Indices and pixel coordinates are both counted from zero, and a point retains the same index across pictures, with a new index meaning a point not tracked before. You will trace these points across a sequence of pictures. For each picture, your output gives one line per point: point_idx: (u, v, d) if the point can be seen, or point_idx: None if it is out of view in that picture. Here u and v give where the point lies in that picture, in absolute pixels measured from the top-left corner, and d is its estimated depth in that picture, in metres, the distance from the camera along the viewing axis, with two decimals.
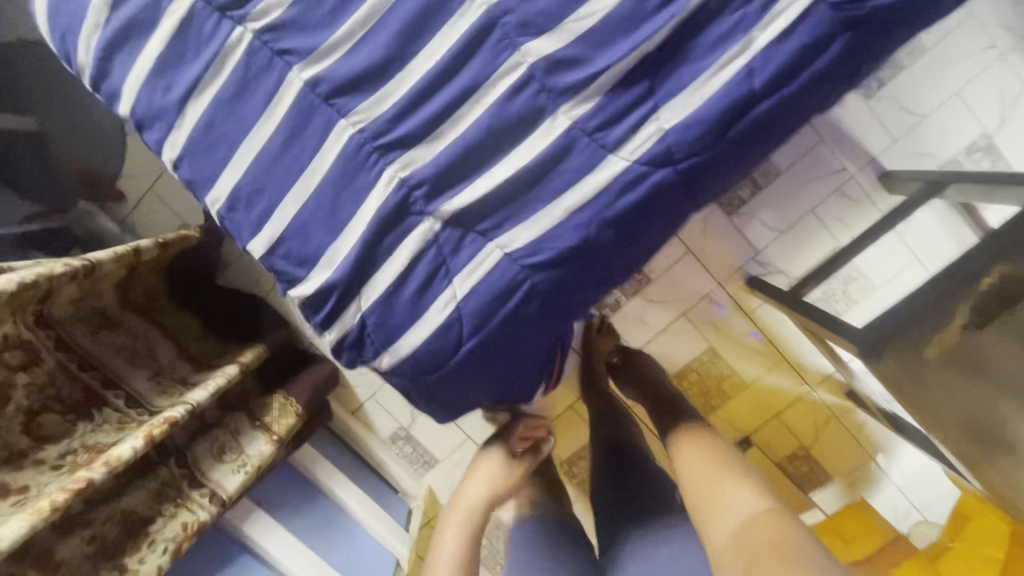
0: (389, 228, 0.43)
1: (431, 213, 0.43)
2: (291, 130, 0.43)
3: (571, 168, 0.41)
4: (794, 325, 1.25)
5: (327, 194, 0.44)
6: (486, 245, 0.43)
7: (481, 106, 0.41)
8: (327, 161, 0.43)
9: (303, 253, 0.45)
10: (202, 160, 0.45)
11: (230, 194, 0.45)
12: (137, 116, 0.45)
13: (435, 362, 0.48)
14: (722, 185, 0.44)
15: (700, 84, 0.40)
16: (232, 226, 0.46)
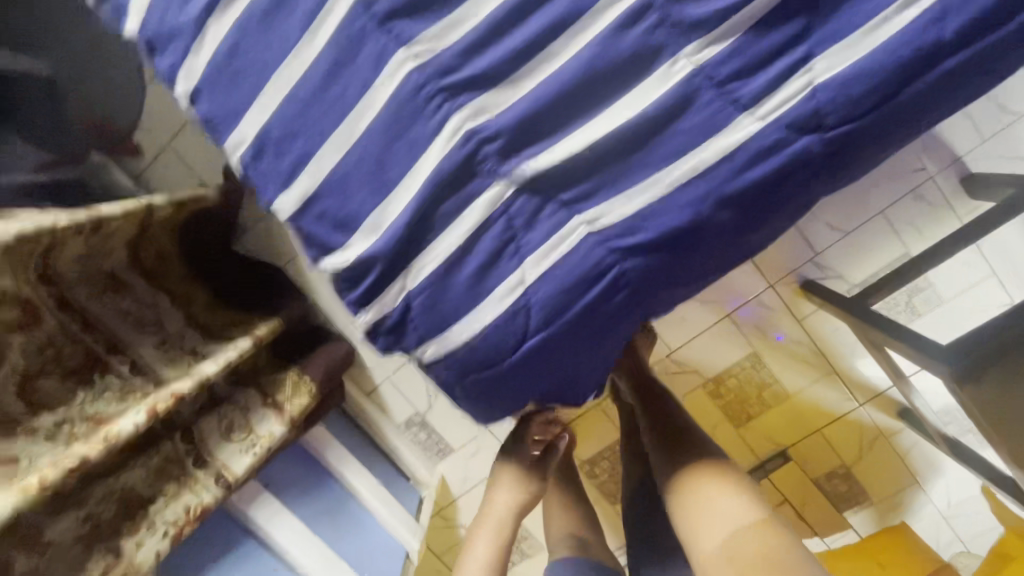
0: (450, 191, 0.35)
1: (503, 175, 0.34)
2: (336, 61, 0.34)
3: (690, 127, 0.32)
4: (848, 335, 1.15)
5: (375, 144, 0.35)
6: (570, 219, 0.35)
7: (580, 41, 0.32)
8: (377, 102, 0.34)
9: (342, 216, 0.37)
10: (225, 93, 0.36)
11: (257, 138, 0.37)
12: (149, 36, 0.37)
13: (491, 359, 0.39)
14: (869, 162, 0.35)
15: (876, 23, 0.30)
16: (256, 178, 0.38)
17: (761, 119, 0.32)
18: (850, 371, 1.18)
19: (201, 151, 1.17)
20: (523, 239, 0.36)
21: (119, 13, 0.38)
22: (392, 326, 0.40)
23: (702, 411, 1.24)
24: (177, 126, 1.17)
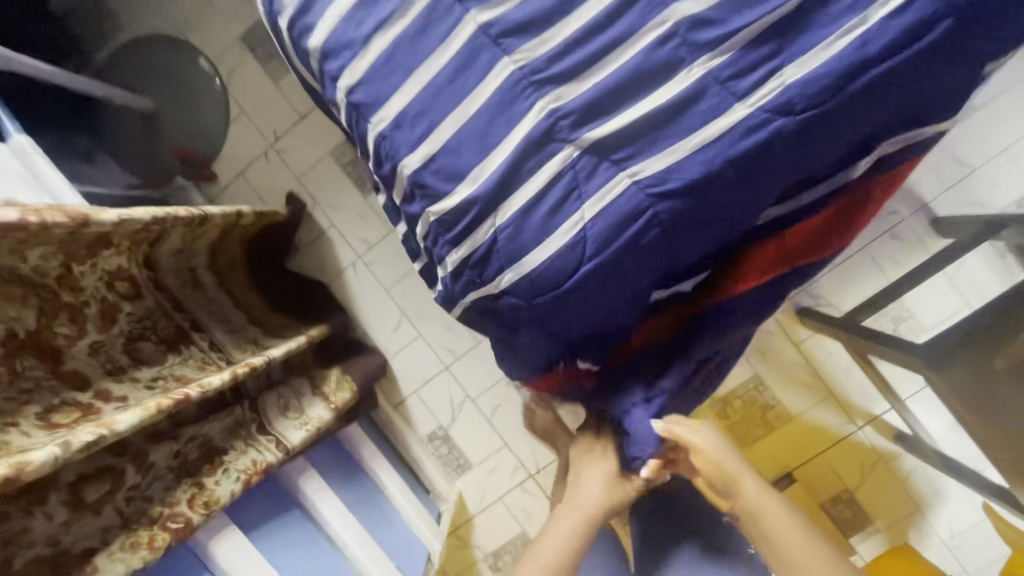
0: (534, 152, 0.49)
1: (573, 141, 0.49)
2: (460, 63, 0.50)
3: (703, 110, 0.47)
4: (842, 359, 1.26)
5: (482, 119, 0.50)
6: (619, 173, 0.49)
7: (629, 52, 0.47)
8: (486, 91, 0.50)
9: (453, 170, 0.51)
10: (376, 85, 0.52)
11: (396, 116, 0.52)
12: (326, 47, 0.53)
13: (555, 283, 0.52)
14: (827, 142, 0.50)
15: (823, 47, 0.45)
16: (391, 144, 0.53)
17: (752, 105, 0.47)
18: (846, 394, 1.28)
19: (271, 179, 1.34)
20: (584, 188, 0.49)
21: (301, 33, 0.55)
22: (481, 257, 0.54)
23: None
24: (251, 158, 1.34)
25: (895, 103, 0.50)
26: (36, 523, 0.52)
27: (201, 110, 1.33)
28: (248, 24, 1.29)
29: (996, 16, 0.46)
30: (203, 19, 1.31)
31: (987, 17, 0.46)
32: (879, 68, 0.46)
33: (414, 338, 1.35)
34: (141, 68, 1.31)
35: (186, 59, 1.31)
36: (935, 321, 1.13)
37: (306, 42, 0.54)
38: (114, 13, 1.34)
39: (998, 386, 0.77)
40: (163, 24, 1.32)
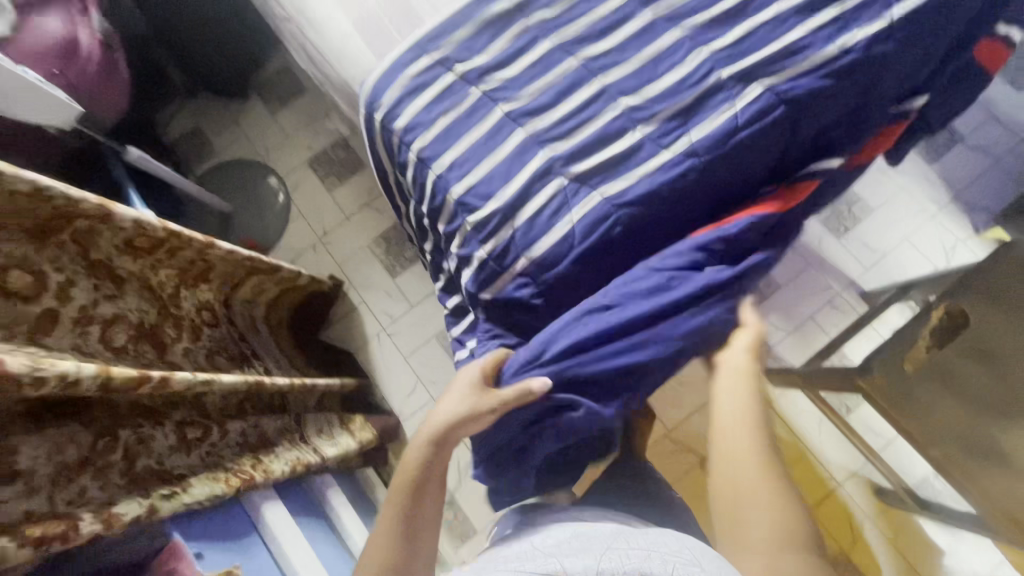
0: (539, 180, 0.77)
1: (564, 173, 0.77)
2: (493, 133, 0.81)
3: (644, 153, 0.76)
4: (812, 417, 1.41)
5: (506, 162, 0.79)
6: (594, 190, 0.76)
7: (595, 124, 0.79)
8: (509, 147, 0.80)
9: (486, 193, 0.79)
10: (438, 146, 0.83)
11: (450, 163, 0.82)
12: (407, 126, 0.85)
13: (555, 263, 0.76)
14: (733, 176, 0.77)
15: (710, 120, 0.77)
16: (445, 180, 0.82)
17: (674, 150, 0.77)
18: (820, 450, 1.39)
19: (316, 265, 1.61)
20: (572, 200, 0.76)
21: (390, 119, 0.87)
22: (503, 249, 0.78)
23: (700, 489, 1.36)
24: (302, 248, 1.63)
25: (771, 155, 0.78)
26: (157, 437, 0.67)
27: (266, 212, 1.66)
28: (315, 153, 1.70)
29: (812, 105, 0.78)
30: (281, 149, 1.71)
31: (805, 104, 0.78)
32: (748, 130, 0.76)
33: (427, 401, 1.50)
34: (226, 181, 1.68)
35: (260, 176, 1.69)
36: None
37: (393, 124, 0.86)
38: (208, 143, 1.73)
39: (915, 388, 0.96)
40: (247, 150, 1.72)
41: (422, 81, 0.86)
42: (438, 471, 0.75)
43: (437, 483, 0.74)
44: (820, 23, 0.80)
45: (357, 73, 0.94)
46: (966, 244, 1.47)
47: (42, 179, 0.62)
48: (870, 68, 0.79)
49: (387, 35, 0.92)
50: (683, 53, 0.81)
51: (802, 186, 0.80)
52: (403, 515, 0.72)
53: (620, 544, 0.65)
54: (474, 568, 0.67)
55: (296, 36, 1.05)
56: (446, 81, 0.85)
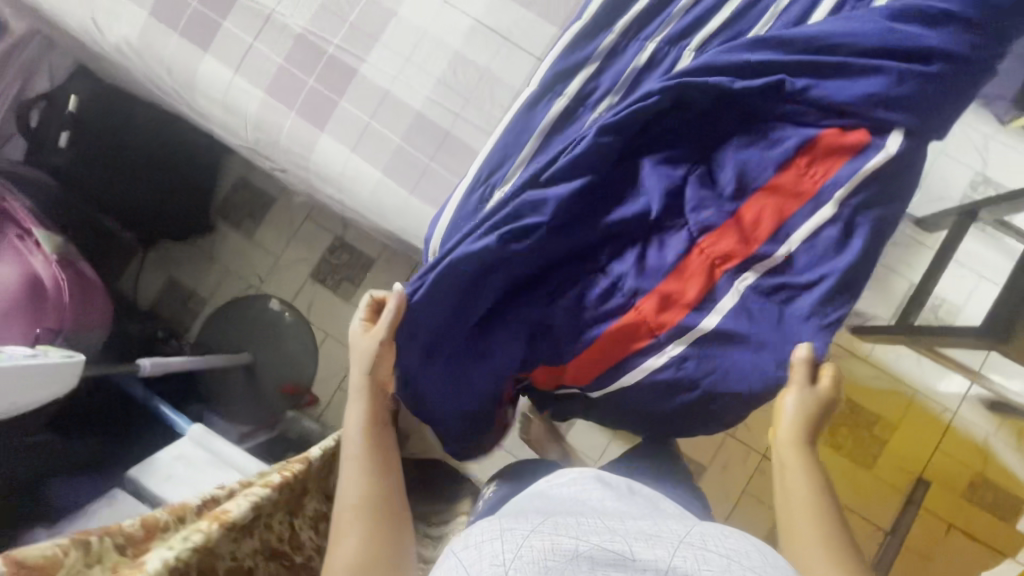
0: (698, 309, 0.68)
1: (734, 276, 0.68)
2: (610, 261, 0.71)
3: (800, 226, 0.68)
4: (909, 354, 1.35)
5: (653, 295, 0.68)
6: (738, 278, 0.68)
7: (729, 216, 0.68)
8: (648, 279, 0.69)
9: (640, 338, 0.69)
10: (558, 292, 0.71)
11: (576, 309, 0.70)
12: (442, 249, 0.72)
13: (758, 375, 0.68)
14: (886, 221, 0.70)
15: (852, 175, 0.67)
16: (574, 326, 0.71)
17: (828, 220, 0.68)
18: (927, 388, 1.34)
19: None
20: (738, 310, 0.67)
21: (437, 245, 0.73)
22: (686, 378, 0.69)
23: (832, 464, 1.33)
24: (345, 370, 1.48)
25: (913, 184, 0.71)
26: None
27: (288, 346, 1.47)
28: (314, 262, 1.52)
29: (944, 107, 0.69)
30: (274, 271, 1.52)
31: (938, 110, 0.68)
32: (894, 169, 0.68)
33: None
34: (226, 326, 1.46)
35: (260, 307, 1.47)
36: (964, 298, 1.32)
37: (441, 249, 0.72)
38: (193, 292, 1.52)
39: None
40: (237, 286, 1.52)
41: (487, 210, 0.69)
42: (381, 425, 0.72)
43: (381, 435, 0.71)
44: (946, 5, 0.66)
45: (407, 225, 0.79)
46: (998, 139, 1.34)
47: (168, 555, 0.57)
48: (1002, 53, 0.68)
49: (433, 173, 0.77)
50: (801, 90, 0.67)
51: (816, 50, 0.68)
52: (372, 465, 0.68)
53: (695, 548, 0.44)
54: (497, 553, 0.44)
55: (302, 186, 0.89)
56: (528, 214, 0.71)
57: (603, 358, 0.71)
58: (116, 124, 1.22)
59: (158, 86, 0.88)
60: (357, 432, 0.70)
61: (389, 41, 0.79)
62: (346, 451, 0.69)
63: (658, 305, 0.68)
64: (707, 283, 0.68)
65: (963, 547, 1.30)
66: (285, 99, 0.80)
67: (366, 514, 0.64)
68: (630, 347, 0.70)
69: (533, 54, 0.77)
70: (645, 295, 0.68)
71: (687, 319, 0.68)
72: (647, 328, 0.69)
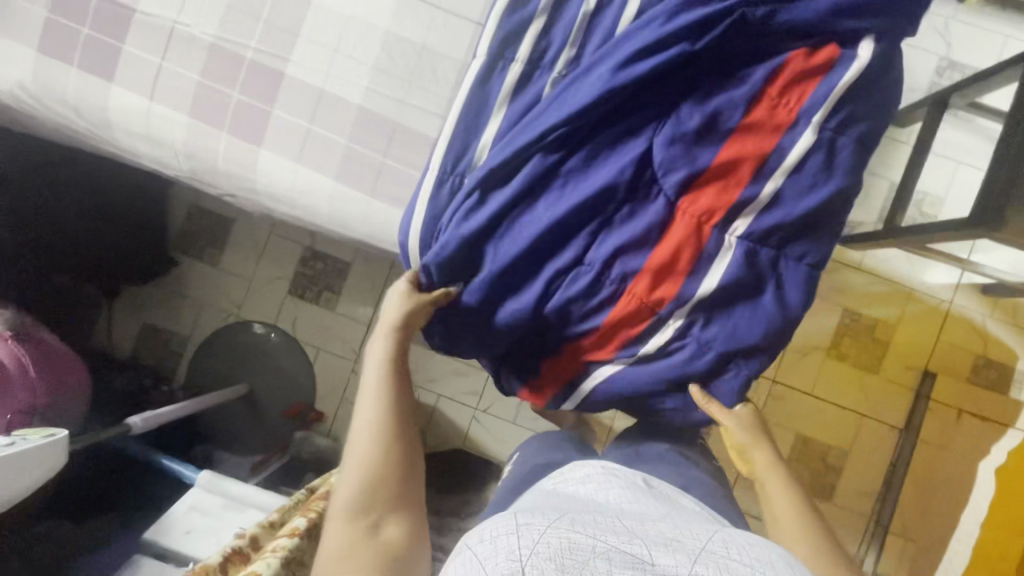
0: (695, 273, 0.64)
1: (727, 231, 0.64)
2: (592, 233, 0.64)
3: (785, 159, 0.63)
4: (900, 254, 1.34)
5: (644, 268, 0.64)
6: (728, 230, 0.64)
7: (707, 165, 0.63)
8: (636, 252, 0.64)
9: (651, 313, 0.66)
10: (533, 283, 0.66)
11: (562, 300, 0.66)
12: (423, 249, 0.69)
13: (776, 320, 0.65)
14: (873, 133, 0.66)
15: (831, 94, 0.62)
16: (564, 312, 0.67)
17: (812, 148, 0.63)
18: (922, 283, 1.34)
19: None
20: (743, 268, 0.63)
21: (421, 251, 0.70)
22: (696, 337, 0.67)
23: (842, 376, 1.35)
24: (345, 380, 1.43)
25: (897, 87, 0.67)
26: None
27: (282, 367, 1.43)
28: (288, 278, 1.45)
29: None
30: (250, 294, 1.46)
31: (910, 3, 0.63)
32: (873, 77, 0.64)
33: None
34: (215, 359, 1.42)
35: (245, 334, 1.43)
36: (945, 188, 1.31)
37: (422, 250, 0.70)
38: (171, 333, 1.45)
39: None
40: (215, 317, 1.46)
41: (464, 203, 0.66)
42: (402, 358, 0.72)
43: (400, 375, 0.70)
44: None
45: (378, 230, 0.74)
46: (958, 19, 1.30)
47: None
48: None
49: (390, 171, 0.71)
50: (766, 17, 0.62)
51: None
52: (391, 402, 0.67)
53: (719, 556, 0.43)
54: (517, 545, 0.42)
55: (254, 207, 0.83)
56: (492, 196, 0.65)
57: (613, 341, 0.68)
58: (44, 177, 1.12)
59: (73, 130, 0.80)
60: (378, 367, 0.70)
61: (310, 33, 0.71)
62: (365, 383, 0.69)
63: (656, 279, 0.64)
64: (698, 245, 0.63)
65: (978, 430, 1.31)
66: (213, 119, 0.73)
67: (373, 450, 0.63)
68: (630, 331, 0.67)
69: (471, 20, 0.71)
70: (637, 274, 0.64)
71: (684, 289, 0.64)
72: (647, 308, 0.65)
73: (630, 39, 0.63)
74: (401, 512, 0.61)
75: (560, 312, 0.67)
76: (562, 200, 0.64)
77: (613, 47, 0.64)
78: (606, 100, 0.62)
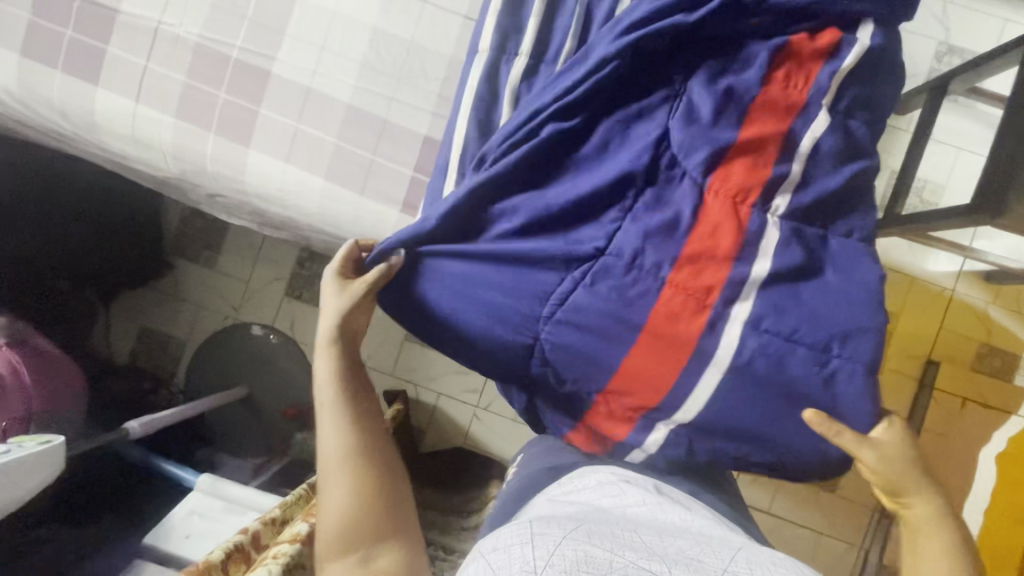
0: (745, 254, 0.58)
1: (766, 209, 0.60)
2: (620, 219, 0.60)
3: (802, 141, 0.61)
4: (902, 243, 1.33)
5: (685, 252, 0.58)
6: (767, 208, 0.60)
7: (732, 142, 0.60)
8: (673, 234, 0.59)
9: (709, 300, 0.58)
10: (561, 273, 0.60)
11: (597, 289, 0.59)
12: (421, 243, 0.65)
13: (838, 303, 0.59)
14: (874, 120, 0.65)
15: (831, 80, 0.61)
16: (604, 304, 0.59)
17: (827, 130, 0.61)
18: (924, 271, 1.33)
19: None
20: None
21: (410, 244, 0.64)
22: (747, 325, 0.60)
23: None
24: None
25: (898, 72, 0.65)
26: None
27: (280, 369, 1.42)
28: (286, 279, 1.45)
29: None
30: (248, 297, 1.45)
31: None
32: (873, 61, 0.63)
33: None
34: (213, 362, 1.41)
35: (242, 336, 1.41)
36: (946, 175, 1.29)
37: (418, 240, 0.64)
38: (169, 337, 1.45)
39: None
40: (213, 320, 1.45)
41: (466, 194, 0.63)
42: (359, 383, 0.68)
43: (355, 394, 0.67)
44: None
45: (371, 230, 0.73)
46: (955, 3, 1.29)
47: None
48: None
49: (381, 169, 0.71)
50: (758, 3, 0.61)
51: None
52: (353, 426, 0.65)
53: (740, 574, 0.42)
54: (531, 557, 0.42)
55: (246, 209, 0.82)
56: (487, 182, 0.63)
57: (674, 338, 0.58)
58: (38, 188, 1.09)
59: (61, 135, 0.79)
60: (328, 390, 0.66)
61: (298, 31, 0.70)
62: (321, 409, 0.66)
63: (702, 264, 0.58)
64: (739, 226, 0.59)
65: (983, 418, 1.30)
66: (201, 120, 0.72)
67: (347, 484, 0.63)
68: (686, 326, 0.58)
69: (459, 14, 0.70)
70: (680, 261, 0.58)
71: (737, 270, 0.58)
72: (695, 297, 0.58)
73: (622, 21, 0.62)
74: (388, 534, 0.63)
75: (596, 305, 0.59)
76: (574, 187, 0.62)
77: (602, 37, 0.63)
78: (596, 92, 0.62)
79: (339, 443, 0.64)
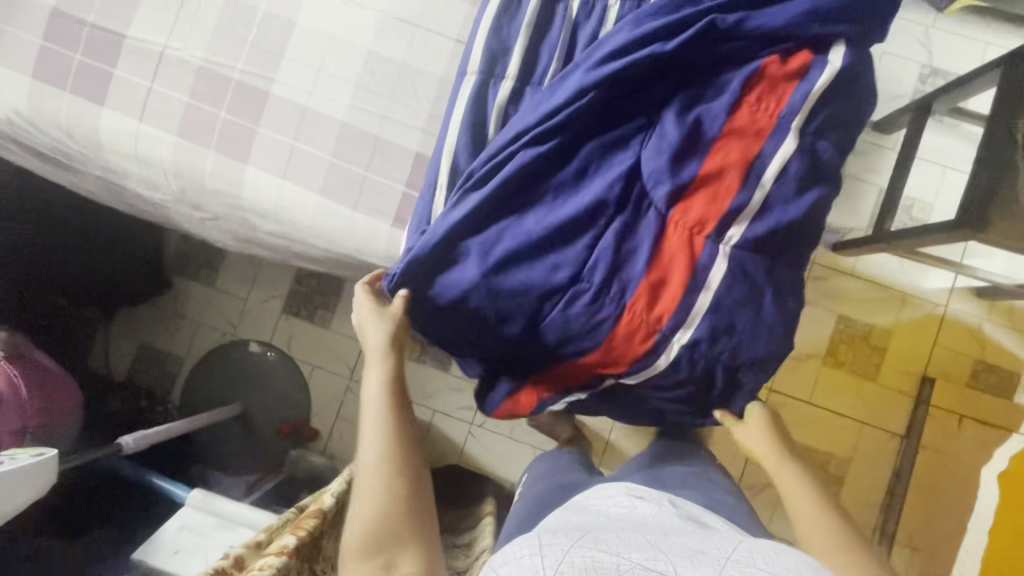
0: (693, 288, 0.63)
1: (722, 241, 0.64)
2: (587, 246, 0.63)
3: (768, 163, 0.63)
4: (892, 260, 1.34)
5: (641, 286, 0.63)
6: (722, 241, 0.64)
7: (694, 174, 0.63)
8: (631, 266, 0.63)
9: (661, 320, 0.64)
10: (528, 299, 0.64)
11: (562, 318, 0.65)
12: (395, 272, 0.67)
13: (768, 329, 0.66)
14: (846, 137, 0.67)
15: (807, 98, 0.63)
16: (568, 328, 0.65)
17: (794, 151, 0.64)
18: (915, 288, 1.34)
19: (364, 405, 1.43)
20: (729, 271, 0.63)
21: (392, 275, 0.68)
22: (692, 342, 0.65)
23: (840, 382, 1.34)
24: (340, 399, 1.43)
25: (869, 92, 0.68)
26: None
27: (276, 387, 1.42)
28: (283, 296, 1.47)
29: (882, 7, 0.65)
30: (246, 314, 1.47)
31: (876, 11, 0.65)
32: (845, 81, 0.65)
33: None
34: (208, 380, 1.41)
35: (239, 353, 1.41)
36: (933, 193, 1.31)
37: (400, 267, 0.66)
38: (167, 354, 1.46)
39: None
40: (209, 337, 1.46)
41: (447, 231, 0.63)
42: (405, 395, 0.70)
43: (399, 403, 0.69)
44: None
45: (363, 245, 0.75)
46: (936, 27, 1.33)
47: None
48: None
49: (372, 184, 0.73)
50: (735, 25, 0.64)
51: None
52: (394, 431, 0.67)
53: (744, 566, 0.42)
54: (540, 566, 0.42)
55: (241, 225, 0.84)
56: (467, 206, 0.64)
57: (627, 352, 0.66)
58: (39, 214, 1.11)
59: (64, 153, 0.82)
60: (375, 395, 0.69)
61: (296, 54, 0.73)
62: (365, 409, 0.68)
63: (658, 293, 0.63)
64: (691, 259, 0.63)
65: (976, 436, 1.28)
66: (201, 138, 0.74)
67: (381, 482, 0.63)
68: (639, 347, 0.65)
69: (450, 37, 0.73)
70: (636, 291, 0.63)
71: (687, 301, 0.63)
72: (646, 327, 0.64)
73: (603, 49, 0.65)
74: (414, 540, 0.61)
75: (563, 328, 0.65)
76: (550, 212, 0.64)
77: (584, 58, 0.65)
78: (579, 114, 0.63)
79: (379, 442, 0.65)
